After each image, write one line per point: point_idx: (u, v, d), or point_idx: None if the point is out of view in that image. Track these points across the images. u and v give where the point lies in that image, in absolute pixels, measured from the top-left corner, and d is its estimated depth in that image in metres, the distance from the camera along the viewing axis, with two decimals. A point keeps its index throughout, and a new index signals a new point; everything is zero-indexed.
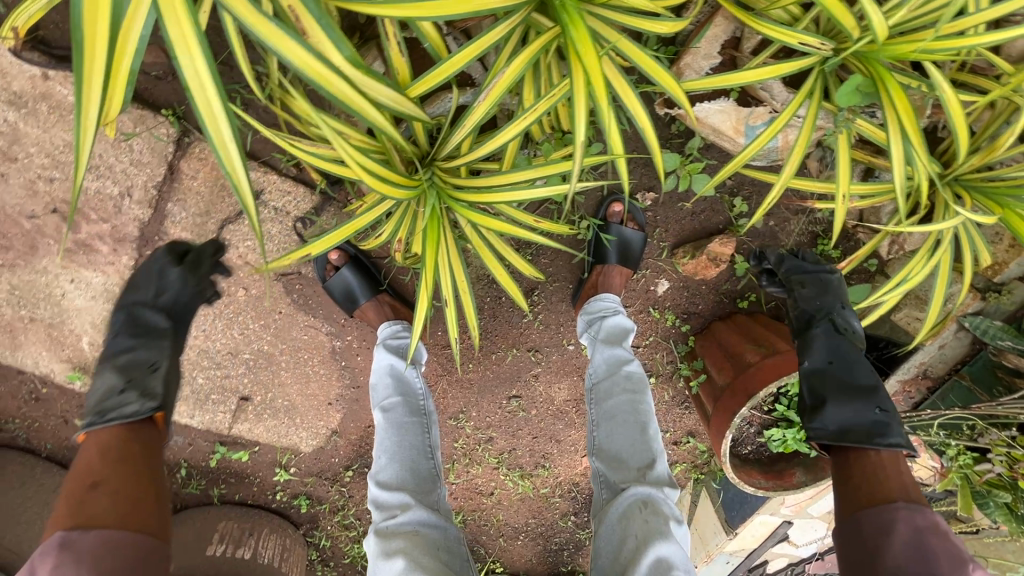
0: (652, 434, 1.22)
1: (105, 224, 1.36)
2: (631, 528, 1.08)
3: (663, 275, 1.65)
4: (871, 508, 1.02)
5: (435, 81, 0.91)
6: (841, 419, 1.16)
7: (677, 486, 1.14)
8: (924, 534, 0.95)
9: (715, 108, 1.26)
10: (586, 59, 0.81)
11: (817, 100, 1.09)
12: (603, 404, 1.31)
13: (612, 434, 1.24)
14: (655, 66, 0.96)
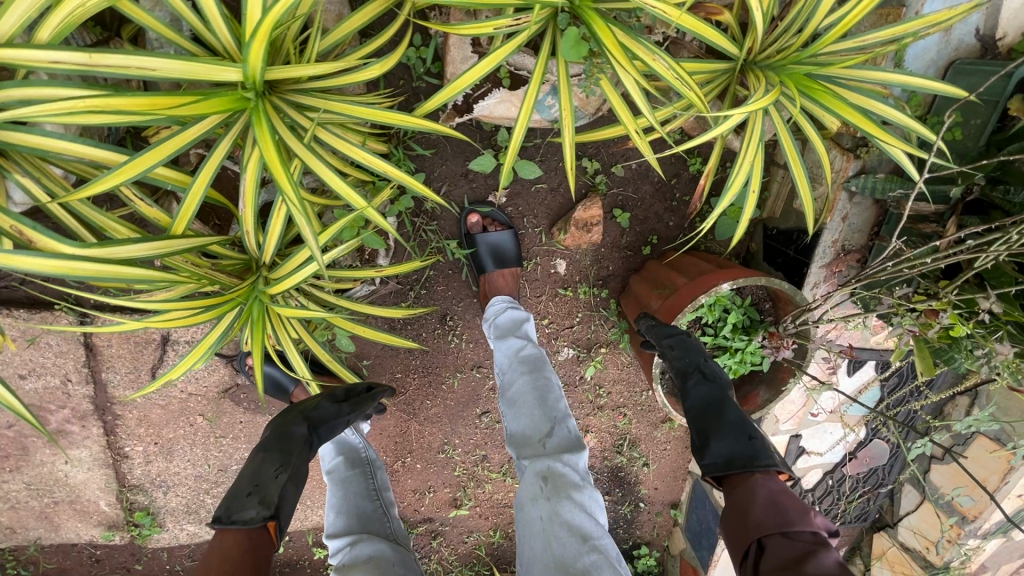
0: (551, 407, 1.32)
1: (65, 409, 1.57)
2: (541, 502, 1.18)
3: (556, 255, 1.66)
4: (735, 486, 1.06)
5: (189, 213, 1.01)
6: (727, 451, 1.11)
7: (580, 449, 1.25)
8: (779, 498, 1.00)
9: (494, 101, 1.28)
10: (270, 156, 0.89)
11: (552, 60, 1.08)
12: (507, 391, 1.39)
13: (518, 417, 1.34)
14: (369, 110, 1.02)
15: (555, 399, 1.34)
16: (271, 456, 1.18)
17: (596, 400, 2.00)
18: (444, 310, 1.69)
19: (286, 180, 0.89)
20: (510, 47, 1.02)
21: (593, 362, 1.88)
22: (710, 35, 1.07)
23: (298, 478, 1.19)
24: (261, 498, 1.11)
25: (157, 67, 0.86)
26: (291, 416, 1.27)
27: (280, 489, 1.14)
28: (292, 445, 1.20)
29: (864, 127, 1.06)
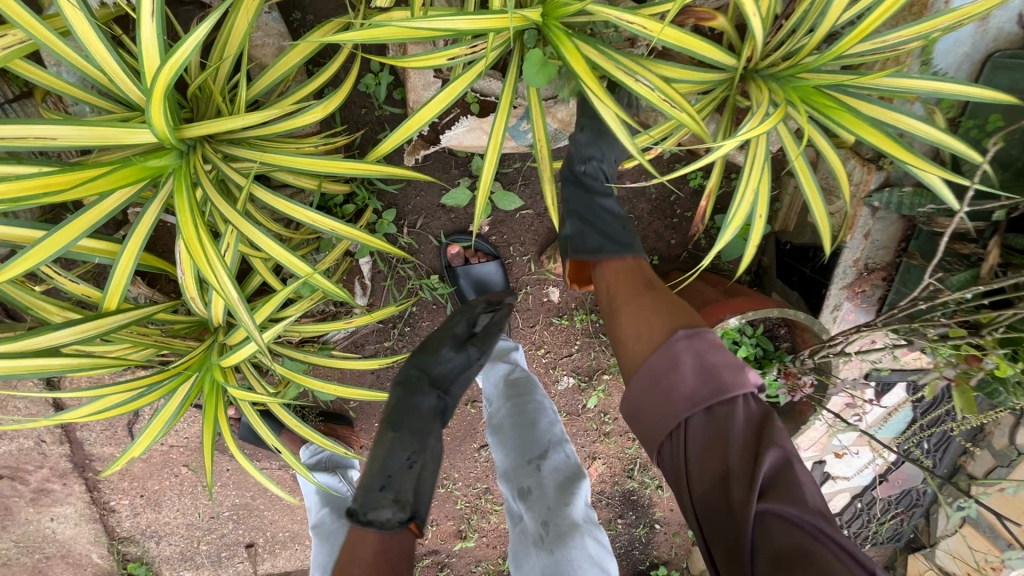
0: (544, 434, 1.25)
1: (43, 468, 1.51)
2: (543, 546, 1.11)
3: (548, 283, 1.53)
4: (652, 350, 0.90)
5: (118, 291, 0.88)
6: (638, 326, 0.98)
7: (583, 479, 1.19)
8: (705, 354, 0.86)
9: (463, 131, 1.15)
10: (185, 230, 0.82)
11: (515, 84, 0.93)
12: (494, 418, 1.33)
13: (507, 447, 1.27)
14: (315, 161, 0.93)
15: (547, 424, 1.27)
16: (405, 437, 1.08)
17: (602, 427, 1.88)
18: None
19: (205, 257, 0.83)
20: (469, 77, 0.89)
21: (595, 390, 1.75)
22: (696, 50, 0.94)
23: (434, 459, 1.11)
24: (394, 495, 1.02)
25: (59, 137, 0.76)
26: (413, 377, 1.15)
27: (413, 482, 1.05)
28: (423, 421, 1.12)
29: (885, 147, 0.91)
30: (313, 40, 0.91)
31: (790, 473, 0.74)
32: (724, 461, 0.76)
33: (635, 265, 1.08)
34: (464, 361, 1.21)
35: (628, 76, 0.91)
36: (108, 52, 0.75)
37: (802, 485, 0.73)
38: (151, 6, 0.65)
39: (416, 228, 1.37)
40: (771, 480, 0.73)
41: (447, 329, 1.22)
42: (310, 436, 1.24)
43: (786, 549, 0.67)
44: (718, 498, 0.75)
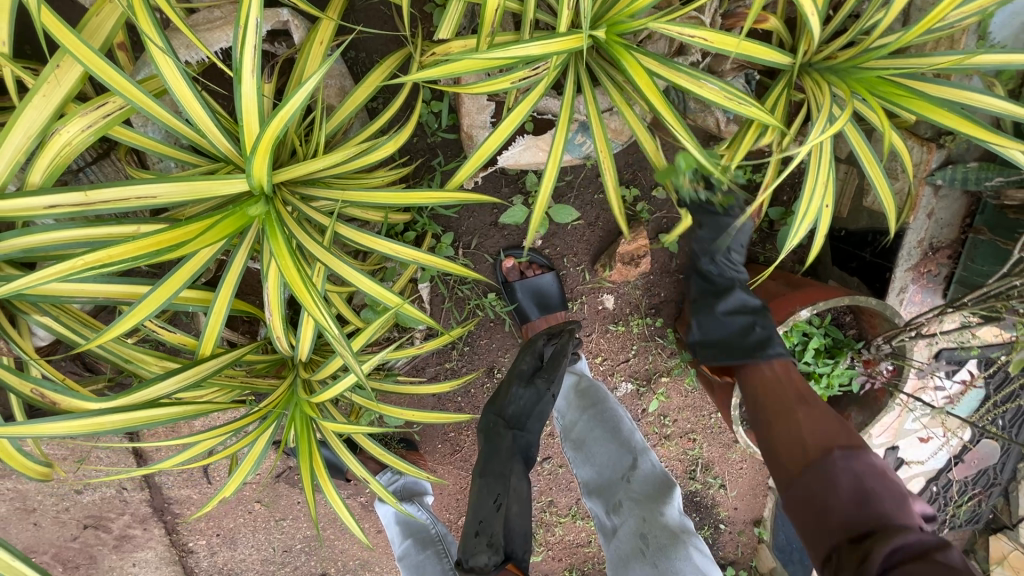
0: (628, 443, 1.24)
1: (125, 514, 1.54)
2: (646, 563, 1.09)
3: (602, 291, 1.53)
4: (808, 466, 0.93)
5: (215, 336, 0.90)
6: (722, 334, 1.22)
7: (678, 487, 1.17)
8: (867, 478, 0.89)
9: (519, 149, 1.17)
10: (288, 272, 0.83)
11: (586, 90, 0.96)
12: (571, 432, 1.31)
13: (591, 459, 1.26)
14: (390, 193, 0.95)
15: (629, 432, 1.26)
16: (488, 484, 1.13)
17: (662, 430, 1.87)
18: (490, 366, 1.55)
19: (308, 296, 0.84)
20: (531, 100, 0.91)
21: (655, 394, 1.75)
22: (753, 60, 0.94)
23: (522, 499, 1.15)
24: (489, 539, 1.09)
25: (157, 195, 0.79)
26: (490, 424, 1.21)
27: (502, 524, 1.10)
28: (503, 463, 1.15)
29: (964, 130, 0.89)
30: (381, 78, 0.92)
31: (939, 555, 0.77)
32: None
33: (784, 370, 1.12)
34: (535, 395, 1.21)
35: (685, 86, 0.92)
36: (202, 109, 0.77)
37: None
38: (251, 62, 0.68)
39: (471, 248, 1.39)
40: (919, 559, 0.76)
41: (512, 368, 1.25)
42: (394, 462, 1.27)
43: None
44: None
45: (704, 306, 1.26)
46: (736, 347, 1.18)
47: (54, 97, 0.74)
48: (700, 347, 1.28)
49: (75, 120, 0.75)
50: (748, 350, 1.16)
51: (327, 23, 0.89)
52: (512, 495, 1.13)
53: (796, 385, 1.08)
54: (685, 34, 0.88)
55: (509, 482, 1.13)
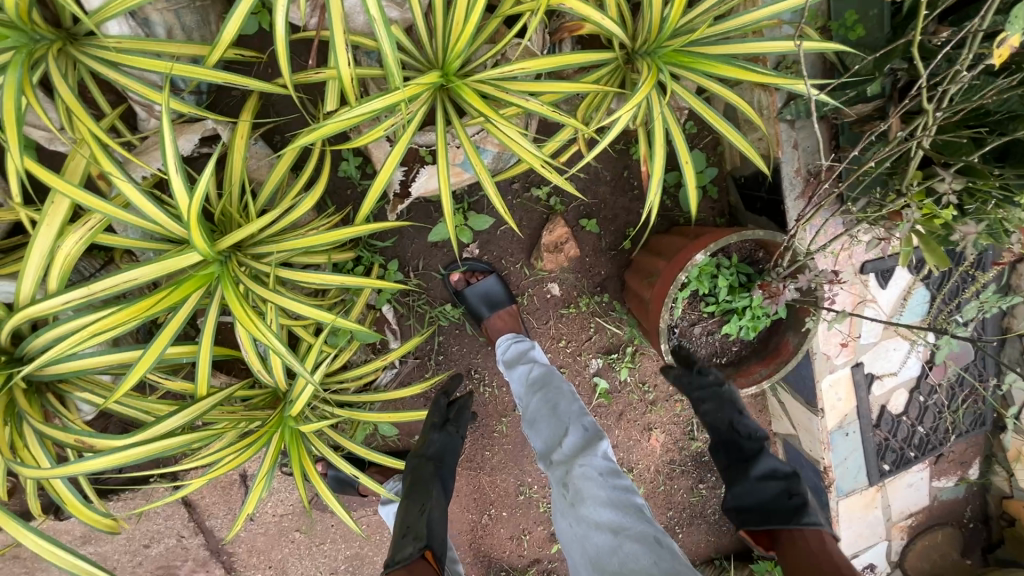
0: (564, 414, 1.40)
1: (188, 560, 1.78)
2: (567, 506, 1.27)
3: (546, 280, 1.73)
4: None
5: (204, 378, 1.13)
6: (754, 503, 1.24)
7: (604, 441, 1.32)
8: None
9: (426, 177, 1.41)
10: (239, 314, 1.07)
11: (449, 119, 1.19)
12: (525, 411, 1.47)
13: (539, 433, 1.42)
14: (314, 237, 1.19)
15: (566, 404, 1.42)
16: (414, 500, 1.33)
17: (646, 396, 2.00)
18: (465, 368, 1.78)
19: (257, 330, 1.07)
20: (403, 138, 1.15)
21: (626, 364, 1.89)
22: (567, 87, 1.17)
23: (442, 507, 1.33)
24: (414, 536, 1.26)
25: (137, 276, 1.05)
26: (416, 463, 1.41)
27: (424, 523, 1.27)
28: (425, 480, 1.36)
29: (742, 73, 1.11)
30: (289, 151, 1.19)
31: None
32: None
33: (816, 538, 1.12)
34: (449, 435, 1.46)
35: (518, 98, 1.13)
36: (157, 209, 1.04)
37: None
38: (174, 166, 0.96)
39: (420, 269, 1.63)
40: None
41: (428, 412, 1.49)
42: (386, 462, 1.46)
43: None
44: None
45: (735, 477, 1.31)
46: (772, 514, 1.20)
47: (55, 222, 1.03)
48: (761, 489, 1.25)
49: (69, 235, 1.04)
50: (784, 521, 1.18)
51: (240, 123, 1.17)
52: (436, 502, 1.32)
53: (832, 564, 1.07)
54: (506, 72, 1.11)
55: (431, 493, 1.33)
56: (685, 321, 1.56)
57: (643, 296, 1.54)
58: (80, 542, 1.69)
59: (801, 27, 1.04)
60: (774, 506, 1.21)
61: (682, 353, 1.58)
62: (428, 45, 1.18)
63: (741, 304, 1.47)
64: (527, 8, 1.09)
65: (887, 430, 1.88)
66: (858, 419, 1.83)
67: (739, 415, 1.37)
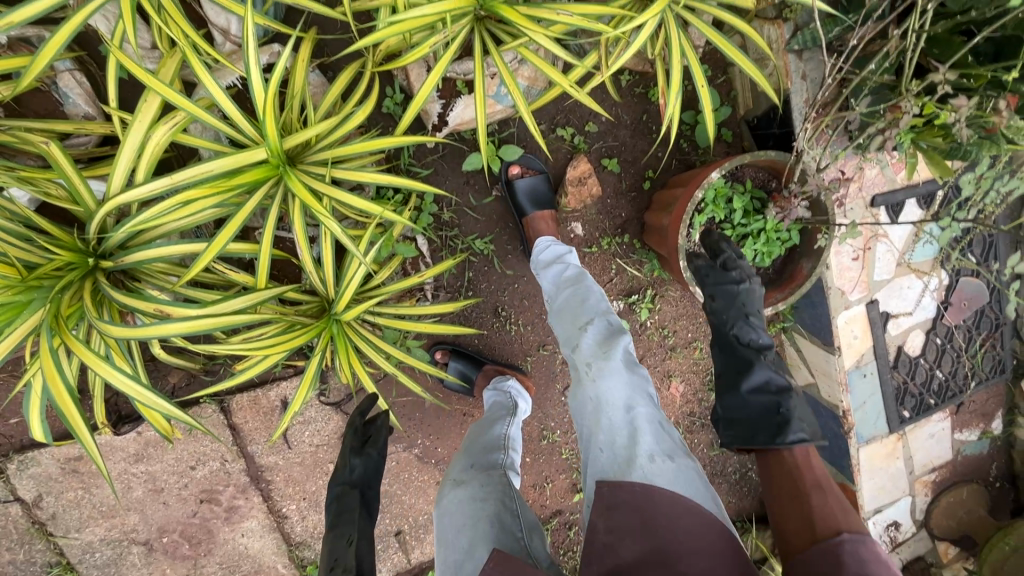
0: (591, 308, 1.53)
1: (230, 485, 1.88)
2: (587, 381, 1.40)
3: (570, 220, 1.85)
4: (814, 547, 0.97)
5: (267, 264, 1.26)
6: (736, 410, 1.29)
7: (627, 332, 1.44)
8: (870, 565, 0.92)
9: (463, 108, 1.55)
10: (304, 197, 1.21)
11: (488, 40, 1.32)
12: (555, 302, 1.62)
13: (565, 322, 1.56)
14: (366, 144, 1.32)
15: (594, 301, 1.55)
16: (341, 530, 1.45)
17: (665, 342, 2.07)
18: (494, 303, 1.90)
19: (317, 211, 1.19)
20: (447, 54, 1.29)
21: (645, 306, 1.97)
22: (594, 10, 1.30)
23: (365, 537, 1.46)
24: (343, 567, 1.35)
25: (212, 168, 1.18)
26: (339, 491, 1.55)
27: (352, 554, 1.38)
28: (348, 514, 1.49)
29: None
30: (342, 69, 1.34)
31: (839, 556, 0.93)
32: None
33: (801, 464, 1.15)
34: (366, 461, 1.58)
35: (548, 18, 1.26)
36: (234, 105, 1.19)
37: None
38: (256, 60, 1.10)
39: (453, 203, 1.75)
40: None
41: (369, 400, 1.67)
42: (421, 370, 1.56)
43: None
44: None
45: (732, 374, 1.35)
46: (756, 421, 1.24)
47: (146, 117, 1.17)
48: (747, 398, 1.29)
49: (159, 127, 1.18)
50: (771, 434, 1.20)
51: (305, 41, 1.32)
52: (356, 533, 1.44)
53: (809, 476, 1.12)
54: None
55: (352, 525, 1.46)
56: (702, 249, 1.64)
57: (662, 223, 1.64)
58: (133, 459, 1.81)
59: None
60: (776, 421, 1.22)
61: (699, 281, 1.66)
62: None
63: (755, 230, 1.56)
64: None
65: (905, 373, 1.91)
66: (875, 360, 1.86)
67: (741, 319, 1.40)
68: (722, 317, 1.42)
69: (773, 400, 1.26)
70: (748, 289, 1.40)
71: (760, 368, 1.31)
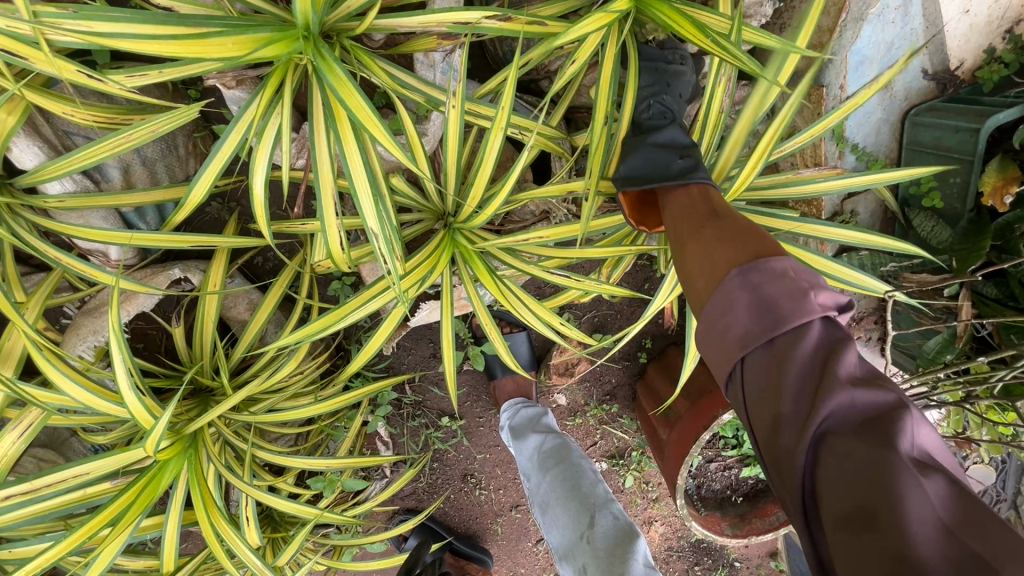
0: (588, 498, 1.22)
1: None
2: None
3: (553, 389, 1.61)
4: (834, 484, 0.47)
5: (172, 557, 1.00)
6: (632, 168, 0.89)
7: (638, 535, 1.15)
8: (764, 286, 0.59)
9: (426, 310, 1.25)
10: (208, 522, 0.94)
11: (460, 275, 0.98)
12: (536, 494, 1.28)
13: (556, 523, 1.23)
14: (307, 404, 1.07)
15: (590, 487, 1.24)
16: None
17: (649, 495, 1.89)
18: (462, 473, 1.65)
19: (233, 542, 0.95)
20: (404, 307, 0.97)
21: (631, 469, 1.78)
22: (594, 256, 1.01)
23: None
24: None
25: (89, 469, 0.92)
26: None
27: None
28: None
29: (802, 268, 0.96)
30: (271, 305, 1.04)
31: (845, 453, 0.47)
32: (770, 401, 0.54)
33: (701, 196, 0.81)
34: None
35: (537, 277, 0.99)
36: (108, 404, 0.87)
37: (917, 418, 0.48)
38: (126, 384, 0.79)
39: (413, 382, 1.49)
40: (838, 417, 0.50)
41: None
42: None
43: (892, 423, 0.48)
44: (767, 445, 0.54)
45: (626, 139, 0.93)
46: (659, 172, 0.86)
47: None
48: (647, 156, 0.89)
49: (6, 435, 0.88)
50: (662, 179, 0.85)
51: (212, 275, 0.98)
52: None
53: (705, 207, 0.77)
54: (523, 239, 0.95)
55: None
56: (702, 459, 1.46)
57: (657, 430, 1.43)
58: None
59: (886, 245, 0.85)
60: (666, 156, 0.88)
61: (695, 490, 1.48)
62: (434, 195, 0.99)
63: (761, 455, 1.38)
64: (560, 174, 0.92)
65: None
66: None
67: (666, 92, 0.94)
68: (648, 95, 0.94)
69: (674, 149, 0.89)
70: (682, 70, 0.95)
71: (670, 127, 0.90)
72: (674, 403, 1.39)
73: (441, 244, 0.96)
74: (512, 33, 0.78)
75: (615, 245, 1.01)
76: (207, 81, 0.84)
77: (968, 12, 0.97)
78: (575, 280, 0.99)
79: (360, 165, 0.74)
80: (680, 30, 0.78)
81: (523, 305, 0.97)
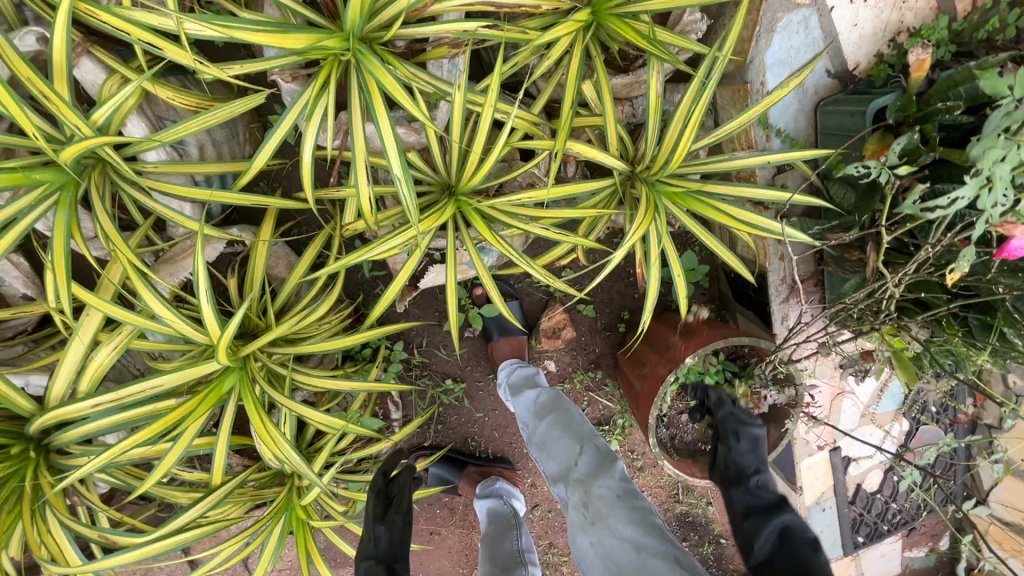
0: (576, 432, 1.39)
1: None
2: (587, 525, 1.22)
3: (544, 356, 1.83)
4: None
5: (222, 467, 1.21)
6: None
7: (615, 458, 1.30)
8: None
9: (433, 273, 1.49)
10: (259, 427, 1.16)
11: (462, 230, 1.22)
12: (534, 437, 1.45)
13: (551, 456, 1.39)
14: (333, 340, 1.28)
15: (578, 425, 1.41)
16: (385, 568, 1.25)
17: (635, 464, 2.05)
18: (463, 435, 1.84)
19: (277, 443, 1.16)
20: (417, 255, 1.21)
21: (617, 435, 1.96)
22: (569, 215, 1.25)
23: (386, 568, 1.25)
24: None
25: (161, 382, 1.13)
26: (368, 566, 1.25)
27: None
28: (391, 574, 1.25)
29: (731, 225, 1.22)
30: (309, 256, 1.28)
31: None
32: None
33: None
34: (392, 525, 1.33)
35: (525, 231, 1.23)
36: (185, 323, 1.09)
37: None
38: (207, 298, 1.02)
39: (421, 345, 1.71)
40: None
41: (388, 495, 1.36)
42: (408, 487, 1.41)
43: None
44: None
45: None
46: None
47: (87, 333, 1.10)
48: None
49: (102, 349, 1.11)
50: None
51: (265, 229, 1.23)
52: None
53: None
54: (514, 201, 1.21)
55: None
56: (674, 411, 1.66)
57: (634, 383, 1.63)
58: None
59: (788, 197, 1.11)
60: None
61: (669, 441, 1.68)
62: (442, 168, 1.25)
63: (725, 402, 1.57)
64: (542, 145, 1.18)
65: (862, 506, 1.98)
66: (834, 496, 1.92)
67: None
68: None
69: None
70: None
71: None
72: (646, 356, 1.60)
73: (447, 203, 1.21)
74: (502, 37, 1.06)
75: (586, 206, 1.26)
76: (271, 75, 1.12)
77: (856, 26, 1.25)
78: (554, 234, 1.24)
79: (388, 132, 1.00)
80: (627, 36, 1.06)
81: (512, 251, 1.21)
